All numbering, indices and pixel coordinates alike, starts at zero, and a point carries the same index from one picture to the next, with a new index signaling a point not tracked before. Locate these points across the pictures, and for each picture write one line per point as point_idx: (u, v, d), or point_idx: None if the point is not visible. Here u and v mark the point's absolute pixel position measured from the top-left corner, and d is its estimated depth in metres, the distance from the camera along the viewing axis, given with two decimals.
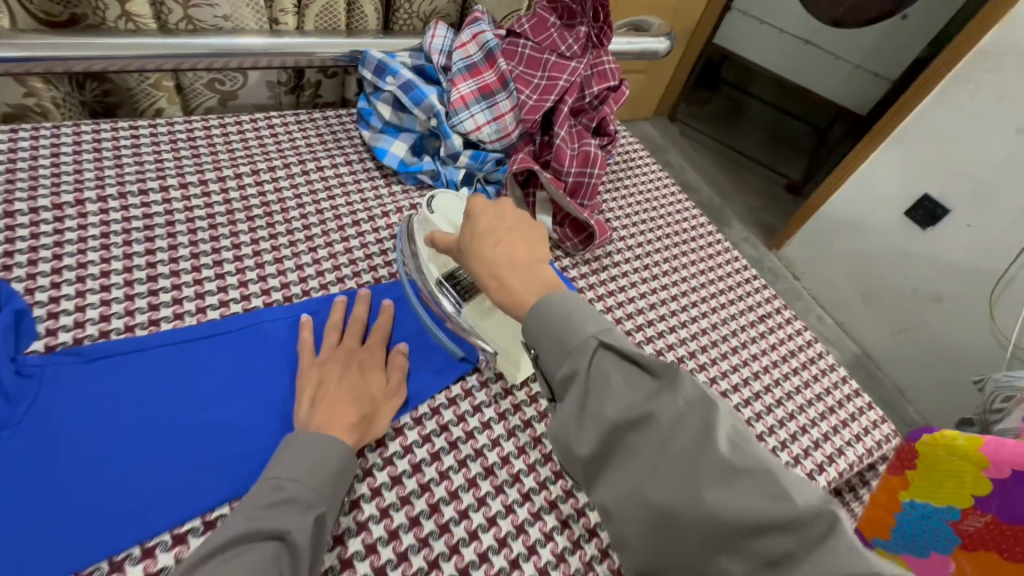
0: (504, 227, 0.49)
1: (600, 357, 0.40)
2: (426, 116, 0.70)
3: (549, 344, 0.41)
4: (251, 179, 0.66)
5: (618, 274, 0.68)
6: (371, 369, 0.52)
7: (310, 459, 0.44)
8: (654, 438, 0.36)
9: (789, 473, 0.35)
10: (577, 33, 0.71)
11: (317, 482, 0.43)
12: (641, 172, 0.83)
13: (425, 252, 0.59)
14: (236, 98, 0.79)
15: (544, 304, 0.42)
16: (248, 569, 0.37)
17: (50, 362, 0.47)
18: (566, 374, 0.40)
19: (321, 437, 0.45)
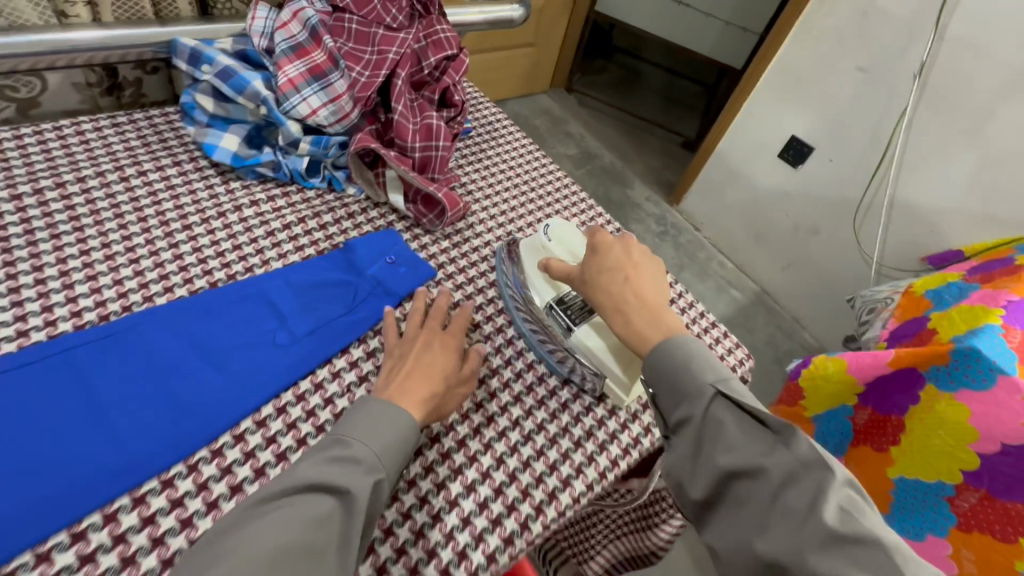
0: (632, 264, 0.53)
1: (718, 405, 0.41)
2: (254, 104, 0.66)
3: (671, 388, 0.44)
4: (55, 193, 0.59)
5: (479, 245, 0.69)
6: (447, 350, 0.54)
7: (377, 427, 0.44)
8: (763, 491, 0.38)
9: (904, 551, 0.34)
10: (400, 2, 0.69)
11: (381, 447, 0.43)
12: (501, 142, 0.82)
13: (537, 275, 0.62)
14: (38, 105, 0.70)
15: (664, 349, 0.45)
16: (301, 516, 0.38)
17: None
18: (680, 418, 0.42)
19: (390, 406, 0.46)
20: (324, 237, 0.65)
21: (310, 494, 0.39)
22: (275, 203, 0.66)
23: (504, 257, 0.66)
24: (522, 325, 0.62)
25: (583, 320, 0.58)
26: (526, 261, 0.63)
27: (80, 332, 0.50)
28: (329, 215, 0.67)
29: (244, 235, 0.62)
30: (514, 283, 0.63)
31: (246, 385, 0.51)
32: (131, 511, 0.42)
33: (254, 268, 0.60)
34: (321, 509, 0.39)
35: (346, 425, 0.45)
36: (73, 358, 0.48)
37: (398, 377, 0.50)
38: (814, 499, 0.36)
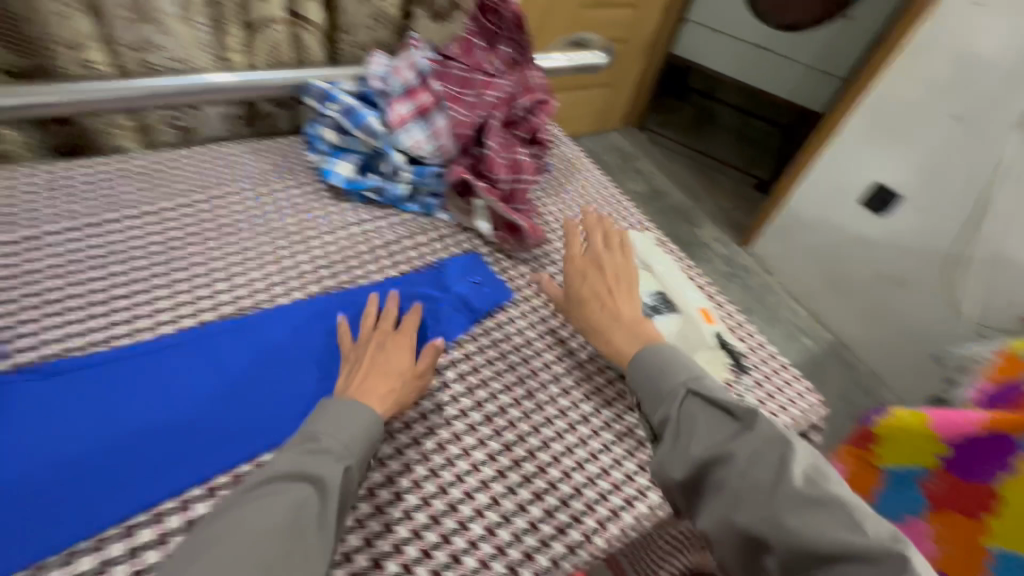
0: (605, 292, 0.62)
1: (691, 402, 0.48)
2: (367, 137, 0.75)
3: (649, 393, 0.51)
4: (205, 205, 0.70)
5: (555, 271, 0.74)
6: (399, 349, 0.56)
7: (342, 419, 0.47)
8: (734, 470, 0.42)
9: (865, 511, 0.39)
10: (500, 55, 0.80)
11: (348, 438, 0.46)
12: (580, 179, 0.88)
13: None
14: (194, 132, 0.84)
15: (640, 360, 0.54)
16: (280, 506, 0.41)
17: (18, 380, 0.50)
18: (661, 418, 0.48)
19: (348, 401, 0.48)
20: (418, 256, 0.72)
21: (280, 490, 0.42)
22: (378, 224, 0.74)
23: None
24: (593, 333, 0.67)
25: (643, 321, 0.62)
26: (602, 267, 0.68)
27: (211, 323, 0.59)
28: (423, 236, 0.74)
29: (351, 250, 0.70)
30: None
31: None
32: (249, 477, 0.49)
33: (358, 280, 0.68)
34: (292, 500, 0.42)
35: (314, 421, 0.47)
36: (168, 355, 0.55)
37: (360, 376, 0.53)
38: (781, 470, 0.41)
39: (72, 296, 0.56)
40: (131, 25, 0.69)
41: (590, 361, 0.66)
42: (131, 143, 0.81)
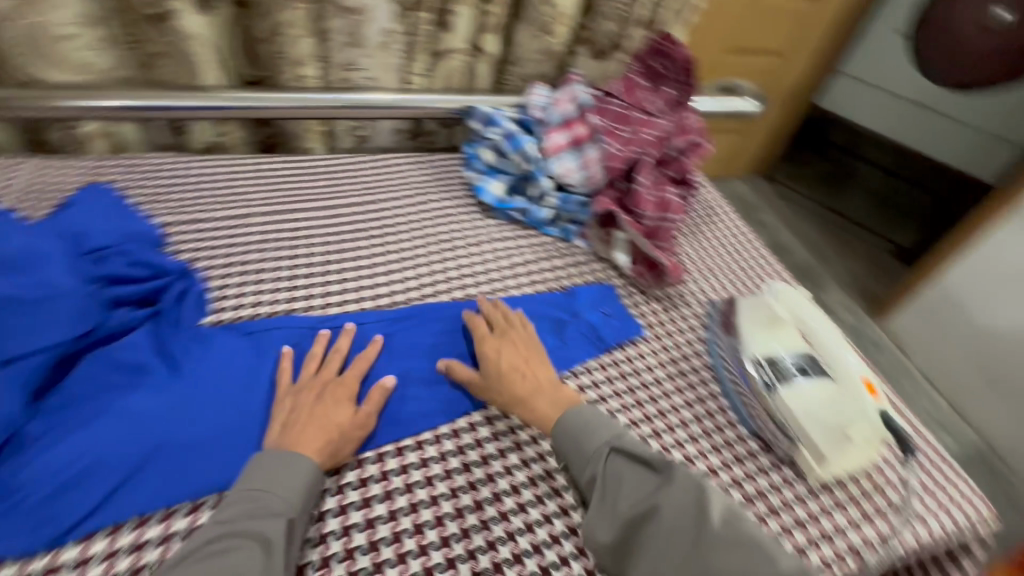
0: (523, 363, 0.60)
1: (613, 459, 0.51)
2: (522, 161, 0.80)
3: (575, 452, 0.53)
4: (374, 207, 0.78)
5: (688, 314, 0.73)
6: (342, 401, 0.54)
7: (281, 474, 0.47)
8: (660, 524, 0.46)
9: (778, 548, 0.44)
10: (662, 95, 0.81)
11: (287, 492, 0.46)
12: (721, 223, 0.85)
13: (751, 332, 0.65)
14: (369, 141, 0.95)
15: (567, 419, 0.54)
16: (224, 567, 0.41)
17: (220, 331, 0.58)
18: (589, 477, 0.51)
19: (283, 454, 0.48)
20: (553, 278, 0.74)
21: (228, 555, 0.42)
22: (519, 241, 0.78)
23: (719, 320, 0.70)
24: (727, 385, 0.65)
25: (788, 385, 0.59)
26: (740, 316, 0.68)
27: (364, 312, 0.65)
28: (560, 260, 0.77)
29: (494, 263, 0.74)
30: (728, 347, 0.67)
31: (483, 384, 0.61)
32: (393, 457, 0.54)
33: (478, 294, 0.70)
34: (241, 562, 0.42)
35: (244, 482, 0.47)
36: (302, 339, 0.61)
37: (297, 429, 0.51)
38: (704, 516, 0.45)
39: (265, 272, 0.66)
40: (344, 48, 0.80)
41: (722, 411, 0.63)
42: (317, 145, 0.94)
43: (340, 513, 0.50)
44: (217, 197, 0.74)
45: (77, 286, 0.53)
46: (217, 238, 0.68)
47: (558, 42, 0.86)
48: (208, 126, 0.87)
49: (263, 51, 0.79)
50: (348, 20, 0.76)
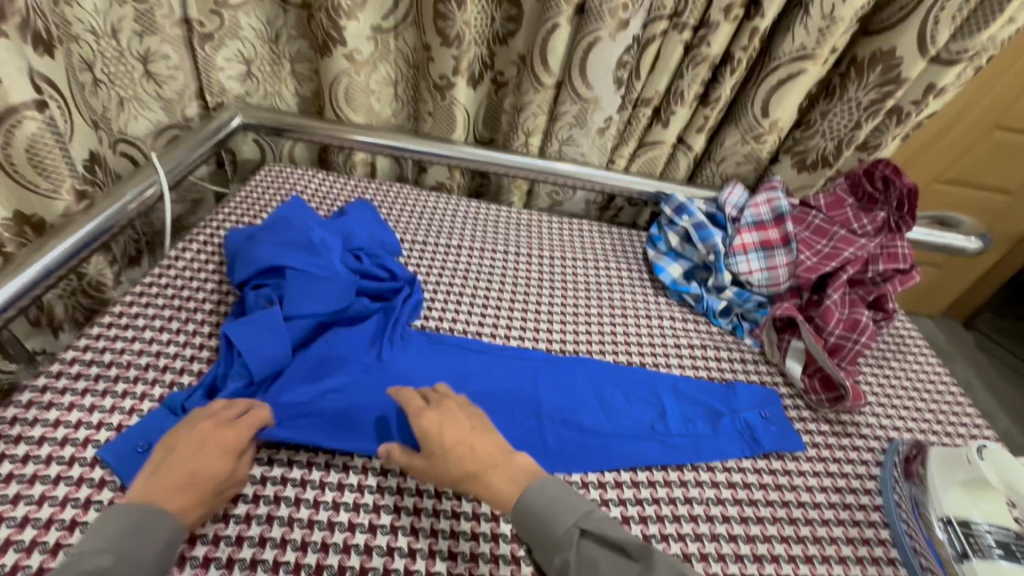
0: (463, 440, 0.52)
1: (584, 543, 0.43)
2: (706, 252, 0.83)
3: (540, 538, 0.45)
4: (560, 263, 0.88)
5: (862, 446, 0.67)
6: (226, 450, 0.51)
7: (137, 533, 0.43)
8: None
9: None
10: (875, 217, 0.79)
11: (132, 556, 0.41)
12: (915, 360, 0.78)
13: (943, 490, 0.59)
14: (561, 205, 1.07)
15: (527, 496, 0.46)
16: None
17: (422, 336, 0.71)
18: (558, 567, 0.43)
19: (131, 510, 0.44)
20: (717, 368, 0.75)
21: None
22: (687, 324, 0.81)
23: (897, 465, 0.64)
24: (903, 538, 0.58)
25: (985, 557, 0.52)
26: (928, 468, 0.61)
27: (535, 349, 0.73)
28: (726, 351, 0.77)
29: (660, 339, 0.78)
30: (908, 495, 0.61)
31: (634, 449, 0.63)
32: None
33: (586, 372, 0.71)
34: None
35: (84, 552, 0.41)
36: (476, 356, 0.69)
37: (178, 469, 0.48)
38: None
39: (465, 295, 0.79)
40: (569, 126, 0.91)
41: (890, 563, 0.57)
42: (517, 201, 1.07)
43: (492, 520, 0.56)
44: (440, 227, 0.91)
45: (344, 272, 0.70)
46: (434, 261, 0.84)
47: (766, 149, 0.89)
48: (441, 170, 1.06)
49: (505, 120, 0.99)
50: (579, 105, 0.88)
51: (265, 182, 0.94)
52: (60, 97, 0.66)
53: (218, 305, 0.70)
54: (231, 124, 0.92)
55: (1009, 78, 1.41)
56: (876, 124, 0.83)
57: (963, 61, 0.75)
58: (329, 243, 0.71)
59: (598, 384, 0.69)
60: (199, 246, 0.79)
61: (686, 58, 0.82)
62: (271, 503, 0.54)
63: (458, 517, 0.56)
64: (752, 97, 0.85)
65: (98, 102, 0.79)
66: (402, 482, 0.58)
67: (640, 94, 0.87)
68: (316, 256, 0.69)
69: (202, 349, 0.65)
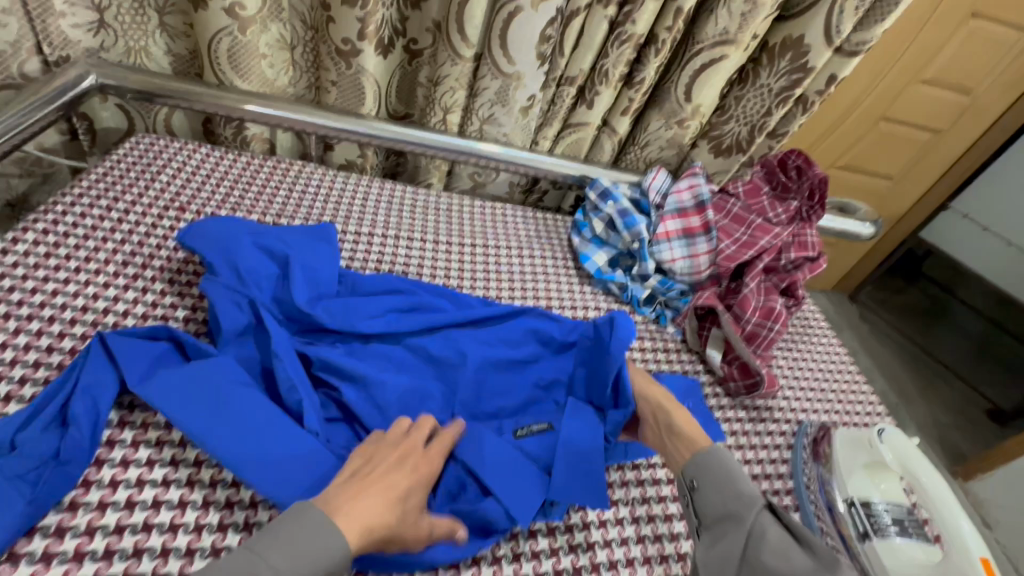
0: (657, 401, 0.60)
1: (765, 516, 0.44)
2: (631, 239, 0.81)
3: (716, 484, 0.48)
4: (481, 252, 0.82)
5: (775, 430, 0.70)
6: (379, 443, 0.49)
7: (302, 547, 0.38)
8: None
9: None
10: (788, 206, 0.80)
11: (289, 575, 0.37)
12: (820, 344, 0.82)
13: (845, 471, 0.62)
14: (484, 188, 1.01)
15: (713, 454, 0.50)
16: None
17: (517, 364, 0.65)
18: (726, 513, 0.46)
19: (317, 521, 0.39)
20: (641, 358, 0.74)
21: None
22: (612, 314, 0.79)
23: (806, 447, 0.67)
24: (811, 520, 0.60)
25: (883, 537, 0.56)
26: (834, 451, 0.64)
27: None
28: (650, 341, 0.77)
29: None
30: (816, 475, 0.63)
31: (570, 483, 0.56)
32: None
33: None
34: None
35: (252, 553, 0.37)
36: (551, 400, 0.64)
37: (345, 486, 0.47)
38: None
39: None
40: (490, 104, 0.85)
41: None
42: (436, 183, 0.99)
43: None
44: (350, 212, 0.81)
45: (419, 302, 0.67)
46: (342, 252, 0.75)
47: (688, 134, 0.88)
48: (349, 147, 0.95)
49: (420, 94, 0.90)
50: (501, 81, 0.81)
51: (127, 154, 0.78)
52: None
53: (61, 312, 0.59)
54: (81, 84, 0.75)
55: (894, 73, 1.53)
56: (785, 112, 0.85)
57: (863, 52, 0.78)
58: (388, 289, 0.68)
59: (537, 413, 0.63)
60: (37, 236, 0.64)
61: (610, 35, 0.78)
62: (128, 559, 0.44)
63: None
64: (675, 81, 0.83)
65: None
66: None
67: (564, 72, 0.82)
68: (390, 300, 0.66)
69: (36, 369, 0.54)
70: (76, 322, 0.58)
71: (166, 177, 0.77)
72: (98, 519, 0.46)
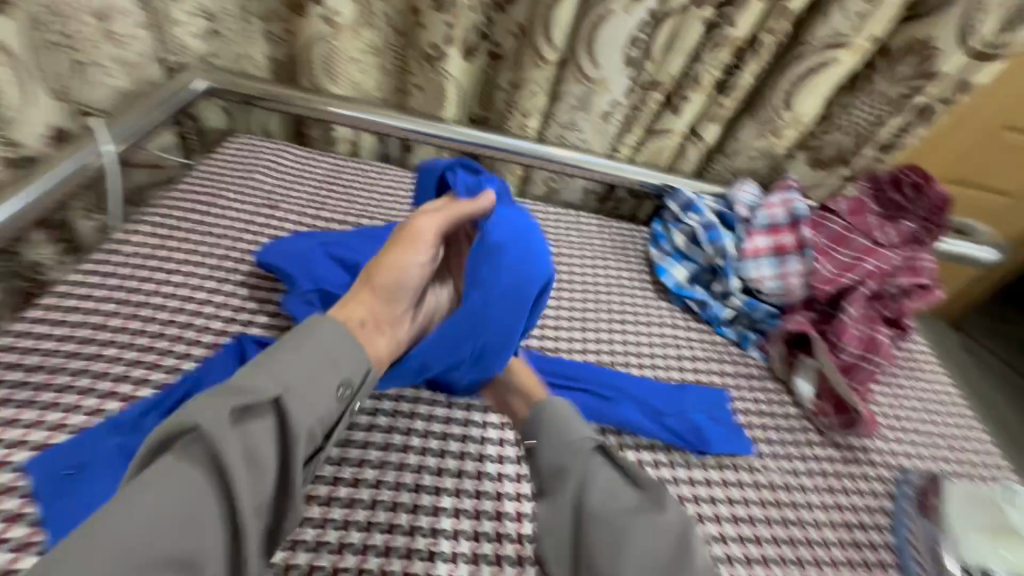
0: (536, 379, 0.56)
1: (592, 454, 0.46)
2: (714, 254, 0.77)
3: (552, 435, 0.48)
4: (555, 261, 0.80)
5: (873, 475, 0.63)
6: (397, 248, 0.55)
7: (301, 352, 0.42)
8: (639, 544, 0.40)
9: None
10: (899, 227, 0.74)
11: (281, 373, 0.40)
12: (930, 382, 0.73)
13: (964, 534, 0.55)
14: (559, 194, 0.99)
15: (545, 401, 0.51)
16: (174, 473, 0.35)
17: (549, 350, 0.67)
18: (564, 463, 0.45)
19: (326, 325, 0.45)
20: (721, 384, 0.70)
21: (183, 444, 0.36)
22: (690, 333, 0.75)
23: (911, 498, 0.60)
24: None
25: None
26: (947, 509, 0.57)
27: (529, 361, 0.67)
28: (730, 366, 0.72)
29: (659, 351, 0.72)
30: (923, 531, 0.57)
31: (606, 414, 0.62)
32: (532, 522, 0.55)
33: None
34: (212, 454, 0.36)
35: (261, 362, 0.41)
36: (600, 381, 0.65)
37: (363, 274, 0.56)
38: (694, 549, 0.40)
39: None
40: (572, 109, 0.83)
41: None
42: (510, 188, 0.99)
43: (472, 562, 0.51)
44: None
45: None
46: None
47: (783, 144, 0.82)
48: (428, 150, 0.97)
49: (500, 98, 0.90)
50: (585, 86, 0.79)
51: (228, 154, 0.84)
52: None
53: (167, 301, 0.63)
54: (194, 87, 0.82)
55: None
56: (900, 122, 0.76)
57: (1004, 56, 0.68)
58: None
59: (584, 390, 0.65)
60: (150, 230, 0.70)
61: (706, 38, 0.74)
62: None
63: (433, 559, 0.50)
64: (775, 87, 0.77)
65: (51, 68, 0.69)
66: (370, 516, 0.52)
67: (652, 77, 0.78)
68: None
69: (146, 353, 0.59)
70: (180, 312, 0.63)
71: (262, 177, 0.81)
72: None
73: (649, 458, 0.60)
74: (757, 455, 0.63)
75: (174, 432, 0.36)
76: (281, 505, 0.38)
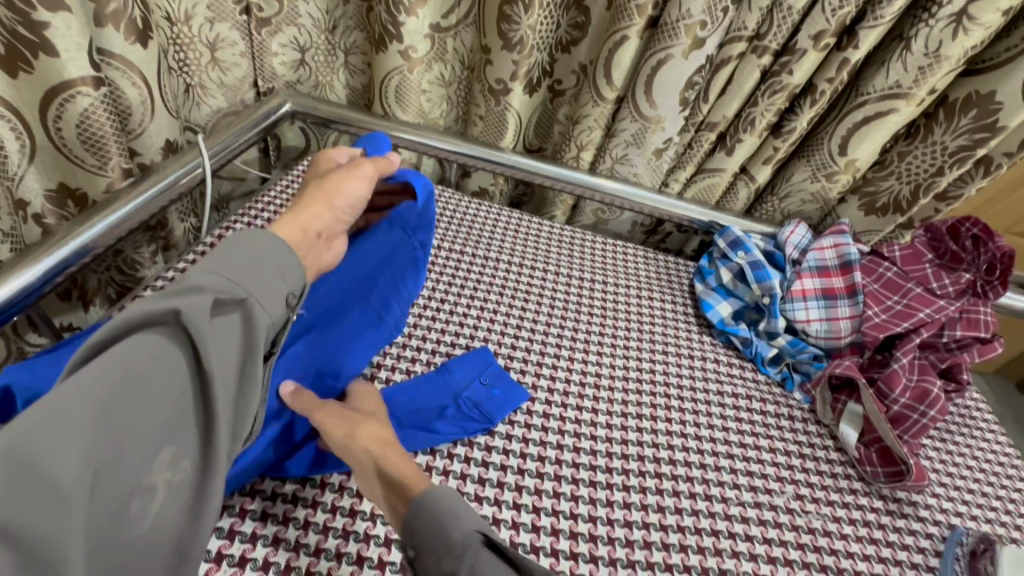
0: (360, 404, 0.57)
1: (480, 552, 0.42)
2: (761, 293, 0.77)
3: (426, 540, 0.43)
4: (600, 289, 0.83)
5: (919, 530, 0.61)
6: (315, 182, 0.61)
7: (249, 259, 0.44)
8: None
9: None
10: (958, 278, 0.71)
11: (234, 275, 0.42)
12: (985, 438, 0.71)
13: None
14: (606, 223, 1.02)
15: (426, 496, 0.46)
16: (140, 354, 0.37)
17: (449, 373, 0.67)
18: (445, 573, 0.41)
19: (262, 234, 0.46)
20: (761, 422, 0.70)
21: (147, 329, 0.38)
22: (730, 369, 0.75)
23: (960, 559, 0.58)
24: None
25: None
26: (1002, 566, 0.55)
27: (568, 382, 0.70)
28: (772, 405, 0.72)
29: (700, 384, 0.73)
30: None
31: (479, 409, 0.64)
32: (566, 538, 0.55)
33: (580, 438, 0.64)
34: (183, 340, 0.39)
35: (212, 261, 0.43)
36: (494, 386, 0.66)
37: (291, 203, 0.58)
38: None
39: (497, 314, 0.76)
40: (625, 144, 0.86)
41: None
42: (560, 215, 1.03)
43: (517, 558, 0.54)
44: (481, 235, 0.86)
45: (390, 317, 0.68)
46: (456, 275, 0.79)
47: (836, 189, 0.83)
48: (485, 175, 1.02)
49: (557, 131, 0.95)
50: (640, 124, 0.83)
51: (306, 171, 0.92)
52: (15, 118, 0.59)
53: None
54: (279, 110, 0.89)
55: None
56: (959, 173, 0.76)
57: None
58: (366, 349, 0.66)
59: (472, 391, 0.65)
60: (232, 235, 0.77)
61: (762, 85, 0.76)
62: (278, 524, 0.52)
63: None
64: (829, 133, 0.78)
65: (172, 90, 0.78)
66: None
67: (705, 118, 0.81)
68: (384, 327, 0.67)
69: None
70: None
71: None
72: (259, 484, 0.54)
73: (685, 489, 0.62)
74: (796, 498, 0.63)
75: (140, 320, 0.38)
76: (245, 399, 0.42)
